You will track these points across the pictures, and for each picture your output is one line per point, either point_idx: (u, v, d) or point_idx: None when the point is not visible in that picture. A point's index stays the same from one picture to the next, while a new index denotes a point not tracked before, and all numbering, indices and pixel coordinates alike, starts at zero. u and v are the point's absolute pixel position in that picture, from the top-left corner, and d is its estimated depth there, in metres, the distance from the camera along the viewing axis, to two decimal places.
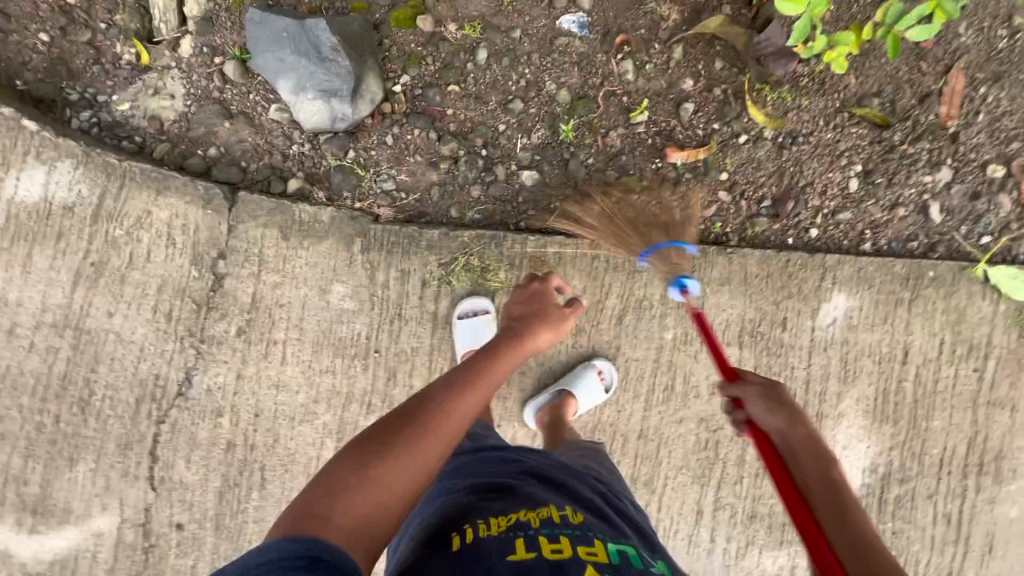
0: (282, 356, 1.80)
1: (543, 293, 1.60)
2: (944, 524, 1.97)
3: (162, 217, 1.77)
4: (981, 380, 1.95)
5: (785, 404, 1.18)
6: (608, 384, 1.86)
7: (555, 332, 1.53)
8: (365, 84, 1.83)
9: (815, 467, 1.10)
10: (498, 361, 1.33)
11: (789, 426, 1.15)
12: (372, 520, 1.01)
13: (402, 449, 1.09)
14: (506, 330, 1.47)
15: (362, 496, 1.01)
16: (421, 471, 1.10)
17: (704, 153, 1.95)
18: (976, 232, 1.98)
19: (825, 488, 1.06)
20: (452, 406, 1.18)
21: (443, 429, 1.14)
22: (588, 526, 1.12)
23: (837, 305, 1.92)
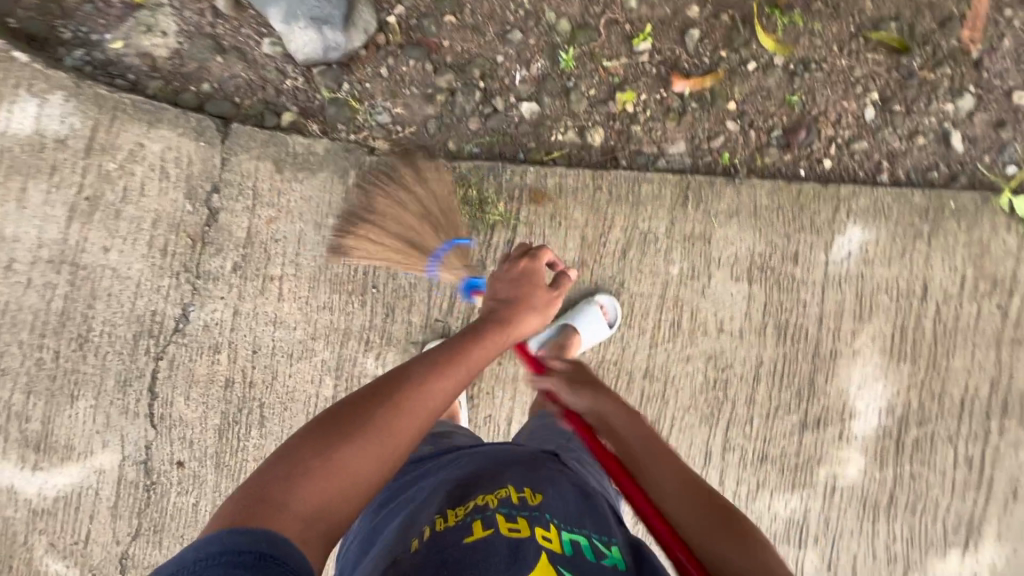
0: (279, 292, 1.79)
1: (532, 272, 1.47)
2: (965, 468, 1.89)
3: (155, 150, 1.75)
4: (1006, 317, 1.85)
5: (586, 381, 1.31)
6: (612, 320, 1.80)
7: (542, 314, 1.44)
8: (358, 12, 1.78)
9: (626, 427, 1.23)
10: (483, 348, 1.30)
11: (593, 401, 1.28)
12: (330, 505, 1.02)
13: (367, 435, 1.08)
14: (491, 312, 1.40)
15: (319, 481, 1.02)
16: (386, 457, 1.10)
17: (711, 81, 1.84)
18: (1001, 162, 1.86)
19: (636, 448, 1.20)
20: (427, 391, 1.17)
21: (411, 414, 1.15)
22: (548, 506, 1.05)
23: (852, 237, 1.83)
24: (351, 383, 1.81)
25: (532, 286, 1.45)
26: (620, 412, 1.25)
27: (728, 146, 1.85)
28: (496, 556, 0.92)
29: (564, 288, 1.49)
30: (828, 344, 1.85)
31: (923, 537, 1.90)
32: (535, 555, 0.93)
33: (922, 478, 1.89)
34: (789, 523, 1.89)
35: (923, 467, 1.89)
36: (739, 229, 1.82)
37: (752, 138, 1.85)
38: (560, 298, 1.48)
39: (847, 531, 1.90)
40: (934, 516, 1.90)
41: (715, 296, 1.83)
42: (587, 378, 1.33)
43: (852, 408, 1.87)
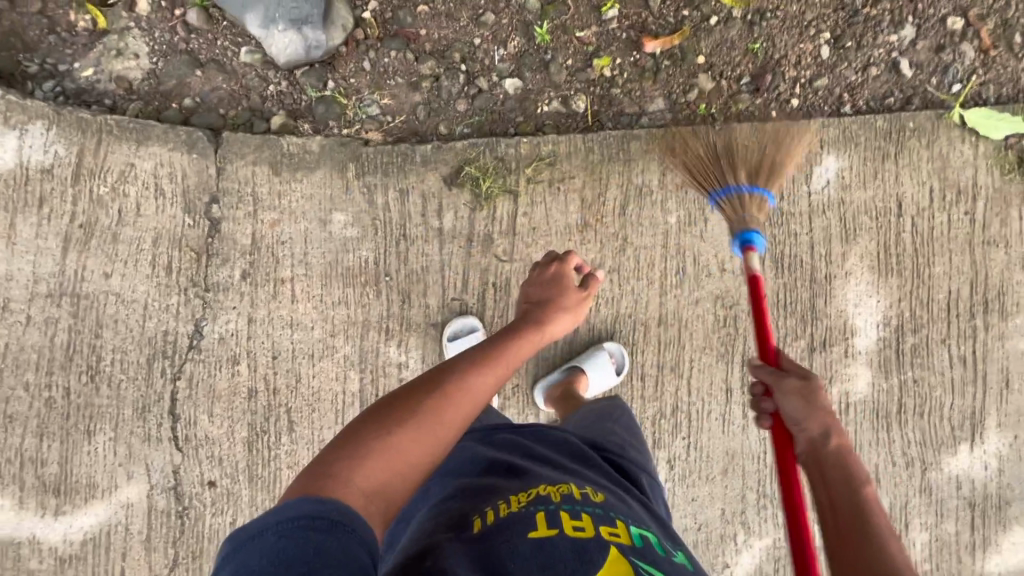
0: (292, 294, 1.78)
1: (562, 275, 1.56)
2: (961, 366, 2.04)
3: (146, 168, 1.73)
4: (974, 222, 2.02)
5: (818, 407, 1.21)
6: (619, 367, 1.89)
7: (573, 314, 1.50)
8: (335, 10, 1.81)
9: (839, 485, 1.13)
10: (520, 345, 1.33)
11: (816, 434, 1.20)
12: (390, 487, 0.99)
13: (423, 419, 1.07)
14: (526, 312, 1.47)
15: (381, 460, 0.99)
16: (440, 444, 1.07)
17: (678, 39, 1.95)
18: (947, 82, 2.02)
19: (850, 497, 1.12)
20: (475, 382, 1.17)
21: (464, 402, 1.14)
22: (609, 505, 1.09)
23: (828, 166, 1.97)
24: (376, 374, 1.81)
25: (561, 286, 1.53)
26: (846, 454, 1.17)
27: (704, 97, 1.96)
28: (565, 551, 0.94)
29: (593, 288, 1.56)
30: (822, 269, 1.97)
31: (933, 436, 2.04)
32: (602, 548, 0.95)
33: (925, 381, 2.03)
34: None
35: (923, 371, 2.02)
36: None
37: (724, 88, 1.97)
38: (587, 300, 1.54)
39: (865, 443, 2.02)
40: (940, 416, 2.04)
41: (714, 239, 1.92)
42: (821, 408, 1.22)
43: (852, 325, 1.99)
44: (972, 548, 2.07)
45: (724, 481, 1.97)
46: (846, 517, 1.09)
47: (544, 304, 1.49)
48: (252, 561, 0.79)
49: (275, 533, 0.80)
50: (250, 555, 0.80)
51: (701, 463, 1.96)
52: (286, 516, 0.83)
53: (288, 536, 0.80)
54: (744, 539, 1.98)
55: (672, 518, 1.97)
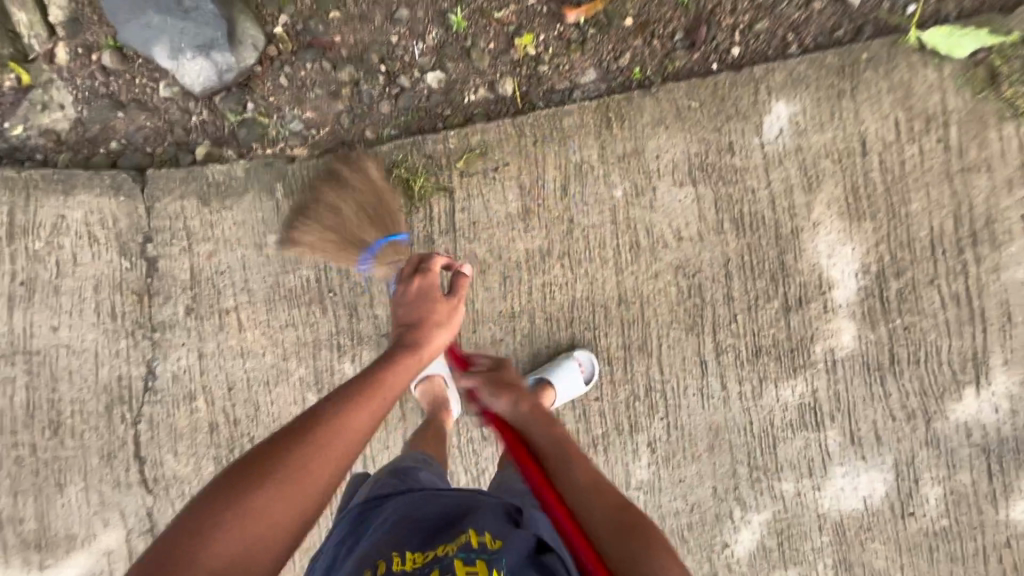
0: (239, 323, 1.75)
1: (429, 288, 1.37)
2: (955, 306, 1.89)
3: (77, 217, 1.72)
4: (949, 149, 1.87)
5: (507, 384, 1.31)
6: (589, 376, 1.81)
7: (450, 328, 1.33)
8: (241, 29, 1.76)
9: (544, 432, 1.24)
10: (397, 369, 1.20)
11: (512, 405, 1.27)
12: (246, 556, 0.93)
13: (283, 479, 0.98)
14: (398, 337, 1.29)
15: (234, 531, 0.92)
16: (306, 503, 0.99)
17: (602, 5, 1.84)
18: (901, 4, 1.87)
19: (549, 445, 1.21)
20: (342, 426, 1.06)
21: (332, 450, 1.03)
22: (510, 546, 1.01)
23: (779, 114, 1.84)
24: None
25: (431, 300, 1.34)
26: (536, 410, 1.27)
27: (637, 60, 1.86)
28: None
29: (462, 292, 1.39)
30: (787, 223, 1.85)
31: (933, 384, 1.90)
32: None
33: (916, 327, 1.89)
34: (801, 408, 1.89)
35: (913, 316, 1.88)
36: (669, 135, 1.82)
37: (657, 48, 1.86)
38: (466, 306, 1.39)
39: (859, 400, 1.89)
40: (938, 361, 1.90)
41: (664, 207, 1.82)
42: (511, 382, 1.32)
43: (829, 279, 1.86)
44: (993, 497, 1.92)
45: (711, 459, 1.88)
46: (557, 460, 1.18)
47: (417, 326, 1.30)
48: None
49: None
50: None
51: (683, 442, 1.87)
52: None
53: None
54: (741, 515, 1.90)
55: (662, 501, 1.88)
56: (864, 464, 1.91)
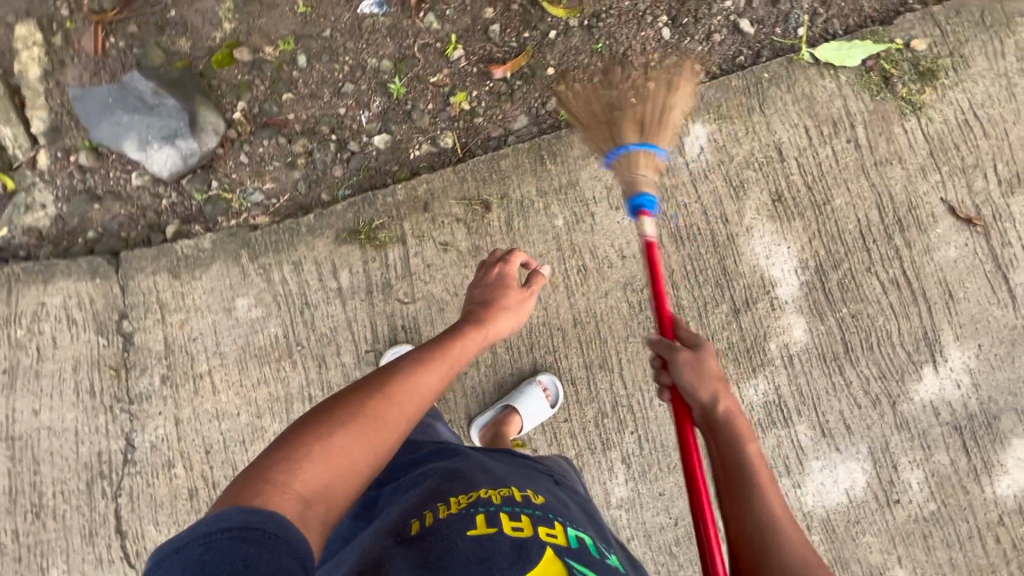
0: (212, 386, 1.83)
1: (507, 275, 1.60)
2: (896, 289, 1.98)
3: (56, 302, 1.84)
4: (860, 147, 2.03)
5: (711, 375, 1.26)
6: (554, 399, 1.86)
7: (518, 313, 1.55)
8: (203, 117, 1.96)
9: (734, 442, 1.18)
10: (464, 342, 1.39)
11: (713, 403, 1.23)
12: (328, 491, 0.99)
13: (365, 423, 1.09)
14: (467, 314, 1.50)
15: (319, 463, 1.00)
16: (380, 448, 1.09)
17: (525, 59, 2.07)
18: (791, 28, 2.10)
19: (740, 457, 1.16)
20: (417, 382, 1.21)
21: (405, 402, 1.17)
22: (549, 508, 1.10)
23: (698, 134, 2.00)
24: None
25: (506, 286, 1.57)
26: (734, 420, 1.20)
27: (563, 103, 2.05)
28: (504, 550, 0.95)
29: (536, 286, 1.62)
30: (722, 231, 1.96)
31: (891, 368, 1.95)
32: (538, 547, 0.97)
33: (863, 314, 1.96)
34: (767, 406, 1.92)
35: (858, 304, 1.96)
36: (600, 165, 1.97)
37: (579, 90, 2.06)
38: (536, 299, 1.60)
39: (822, 391, 1.94)
40: (892, 344, 1.96)
41: (605, 229, 1.94)
42: (713, 377, 1.26)
43: (771, 277, 1.96)
44: (976, 475, 1.91)
45: None
46: (737, 478, 1.14)
47: (489, 304, 1.53)
48: (174, 573, 0.75)
49: (202, 542, 0.76)
50: (174, 565, 0.75)
51: (657, 454, 1.88)
52: (217, 526, 0.79)
53: (215, 544, 0.76)
54: None
55: (645, 518, 1.87)
56: (839, 456, 1.92)
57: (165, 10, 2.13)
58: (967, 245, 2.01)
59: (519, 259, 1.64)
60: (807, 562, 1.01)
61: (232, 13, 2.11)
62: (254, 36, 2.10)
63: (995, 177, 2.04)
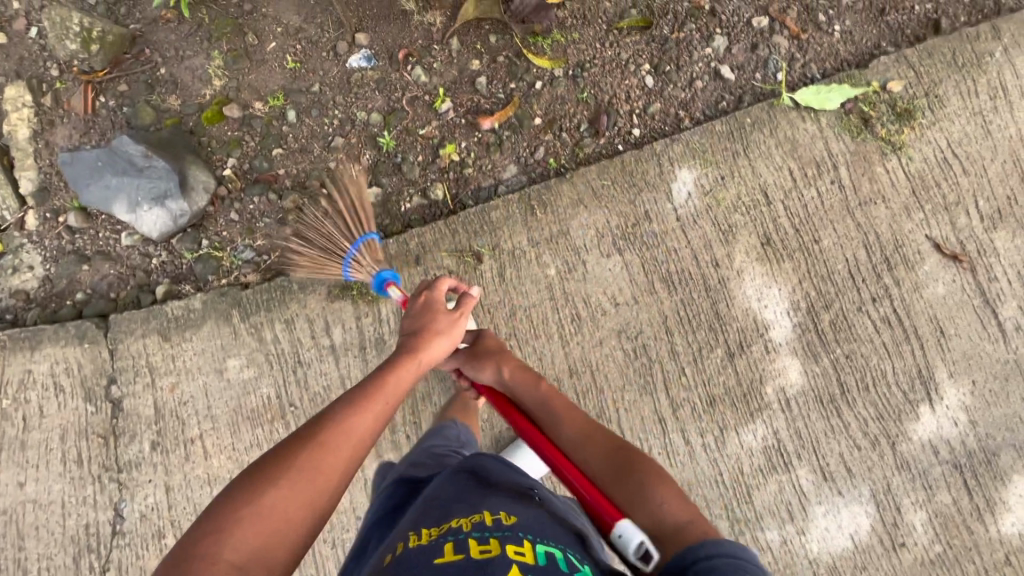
0: (204, 451, 1.79)
1: (432, 303, 1.48)
2: (887, 328, 1.99)
3: (43, 369, 1.81)
4: (845, 187, 2.06)
5: (485, 355, 1.52)
6: None
7: (450, 338, 1.44)
8: (193, 177, 1.95)
9: (527, 393, 1.45)
10: (402, 372, 1.34)
11: (496, 374, 1.49)
12: (265, 548, 1.07)
13: (294, 477, 1.13)
14: (400, 345, 1.41)
15: (252, 528, 1.06)
16: (313, 499, 1.14)
17: (512, 109, 2.10)
18: (771, 73, 2.15)
19: (536, 407, 1.44)
20: (351, 424, 1.22)
21: (341, 448, 1.19)
22: (520, 527, 1.10)
23: (685, 179, 2.02)
24: None
25: (433, 313, 1.46)
26: (516, 377, 1.46)
27: (552, 152, 2.07)
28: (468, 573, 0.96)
29: (468, 308, 1.49)
30: (713, 275, 1.97)
31: (888, 408, 1.95)
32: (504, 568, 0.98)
33: (857, 354, 1.97)
34: (766, 451, 1.91)
35: (852, 344, 1.97)
36: (589, 212, 1.98)
37: (567, 138, 2.09)
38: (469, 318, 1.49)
39: (822, 434, 1.93)
40: (886, 384, 1.96)
41: (596, 277, 1.95)
42: (497, 358, 1.52)
43: (764, 320, 1.96)
44: (978, 514, 1.90)
45: None
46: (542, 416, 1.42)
47: (419, 334, 1.43)
48: None
49: None
50: None
51: None
52: None
53: None
54: None
55: None
56: (843, 499, 1.90)
57: (156, 67, 2.17)
58: (954, 282, 2.03)
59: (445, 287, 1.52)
60: (611, 456, 1.31)
61: (222, 70, 2.16)
62: (244, 93, 2.14)
63: (977, 213, 2.07)
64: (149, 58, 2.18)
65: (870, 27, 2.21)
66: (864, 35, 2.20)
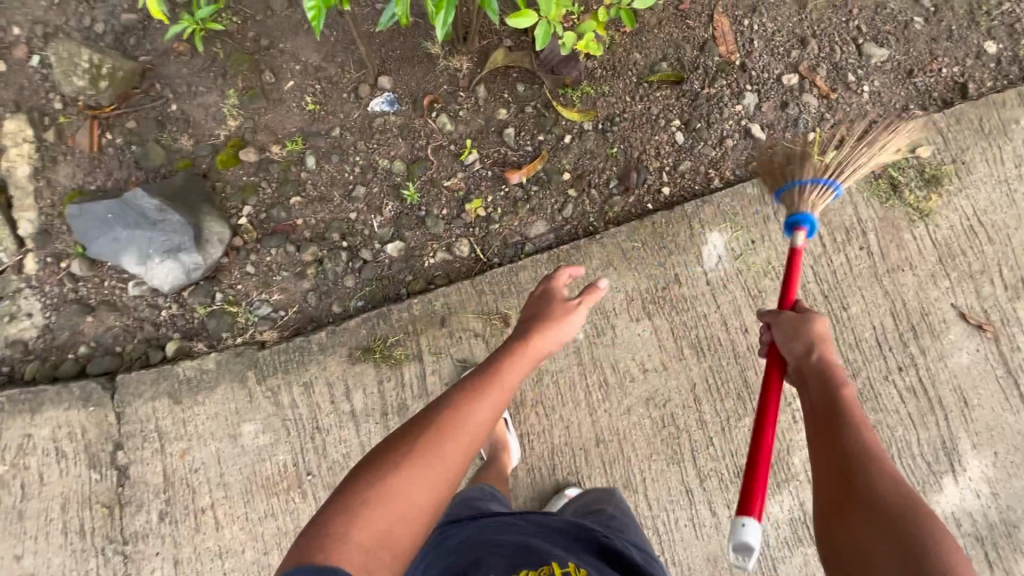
0: (215, 521, 1.71)
1: (549, 293, 1.60)
2: (913, 398, 1.99)
3: (44, 433, 1.74)
4: (872, 254, 2.05)
5: (805, 330, 1.25)
6: None
7: (559, 325, 1.49)
8: (208, 229, 1.87)
9: (823, 384, 1.15)
10: (514, 361, 1.34)
11: (805, 352, 1.22)
12: (391, 534, 0.97)
13: (419, 458, 1.06)
14: (511, 339, 1.45)
15: (377, 509, 0.98)
16: (437, 484, 1.04)
17: (540, 164, 2.05)
18: (801, 133, 2.14)
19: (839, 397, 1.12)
20: (474, 406, 1.18)
21: (462, 433, 1.13)
22: None
23: (715, 243, 2.00)
24: None
25: (543, 306, 1.56)
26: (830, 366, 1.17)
27: (581, 210, 2.03)
28: None
29: (580, 308, 1.54)
30: (742, 341, 1.93)
31: (912, 479, 1.95)
32: None
33: (882, 424, 1.97)
34: (793, 523, 1.88)
35: (877, 413, 1.97)
36: (619, 275, 1.96)
37: (596, 195, 2.05)
38: (585, 309, 1.54)
39: None
40: (911, 455, 1.96)
41: (625, 341, 1.92)
42: (813, 329, 1.25)
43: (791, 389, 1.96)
44: None
45: None
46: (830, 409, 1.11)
47: (528, 329, 1.47)
48: None
49: None
50: None
51: None
52: None
53: None
54: None
55: None
56: None
57: (167, 104, 2.07)
58: (978, 351, 2.03)
59: (560, 279, 1.64)
60: (902, 495, 0.97)
61: (237, 109, 2.06)
62: (260, 134, 2.05)
63: (1002, 281, 2.07)
64: (160, 94, 2.07)
65: (897, 89, 2.20)
66: (893, 97, 2.19)
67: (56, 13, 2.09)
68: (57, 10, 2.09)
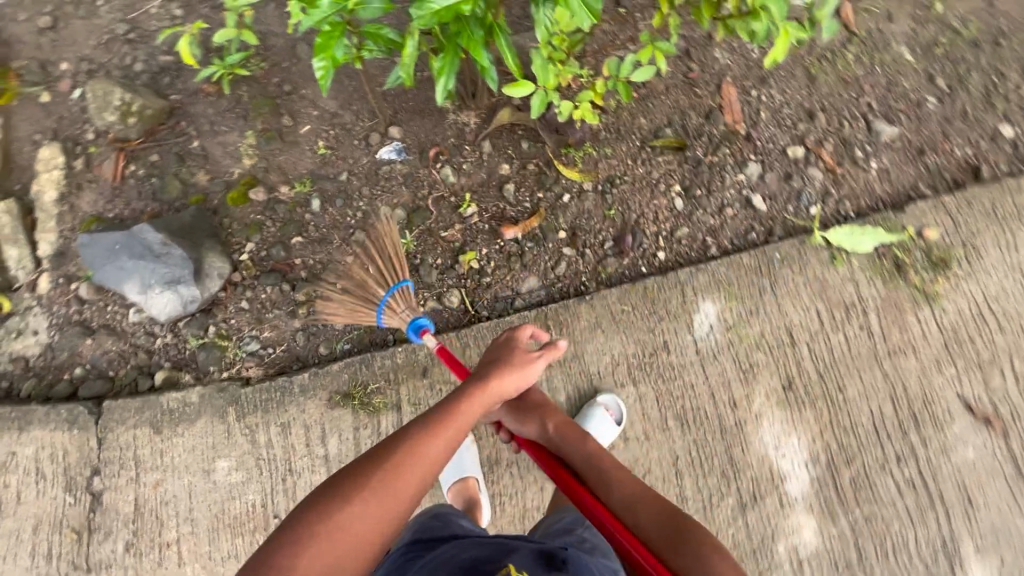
0: (178, 557, 1.72)
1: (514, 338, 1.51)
2: (911, 492, 1.87)
3: (28, 452, 1.80)
4: (873, 335, 1.99)
5: (530, 410, 1.60)
6: (618, 418, 1.86)
7: (521, 373, 1.40)
8: (208, 263, 1.94)
9: (574, 446, 1.52)
10: (477, 398, 1.28)
11: (540, 427, 1.56)
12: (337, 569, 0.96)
13: (372, 493, 1.03)
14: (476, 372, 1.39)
15: (324, 544, 0.96)
16: (387, 521, 1.02)
17: (537, 221, 2.07)
18: (804, 206, 2.11)
19: (583, 459, 1.50)
20: (434, 442, 1.14)
21: (419, 469, 1.09)
22: None
23: (708, 312, 1.98)
24: None
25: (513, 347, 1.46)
26: (565, 429, 1.54)
27: (573, 268, 2.04)
28: None
29: (547, 356, 1.47)
30: (730, 416, 1.91)
31: None
32: None
33: (877, 517, 1.86)
34: None
35: (872, 506, 1.86)
36: (606, 338, 1.96)
37: (590, 255, 2.05)
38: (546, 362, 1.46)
39: None
40: (908, 554, 1.83)
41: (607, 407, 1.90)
42: (541, 408, 1.61)
43: (779, 471, 1.88)
44: None
45: None
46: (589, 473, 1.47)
47: (492, 365, 1.40)
48: None
49: None
50: None
51: None
52: None
53: None
54: None
55: None
56: None
57: (190, 140, 2.19)
58: (985, 447, 1.91)
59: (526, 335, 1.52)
60: (672, 520, 1.33)
61: (254, 149, 2.16)
62: (272, 174, 2.14)
63: (1013, 374, 1.97)
64: (185, 131, 2.20)
65: (907, 167, 2.17)
66: (902, 174, 2.16)
67: (102, 51, 2.26)
68: (103, 49, 2.26)
